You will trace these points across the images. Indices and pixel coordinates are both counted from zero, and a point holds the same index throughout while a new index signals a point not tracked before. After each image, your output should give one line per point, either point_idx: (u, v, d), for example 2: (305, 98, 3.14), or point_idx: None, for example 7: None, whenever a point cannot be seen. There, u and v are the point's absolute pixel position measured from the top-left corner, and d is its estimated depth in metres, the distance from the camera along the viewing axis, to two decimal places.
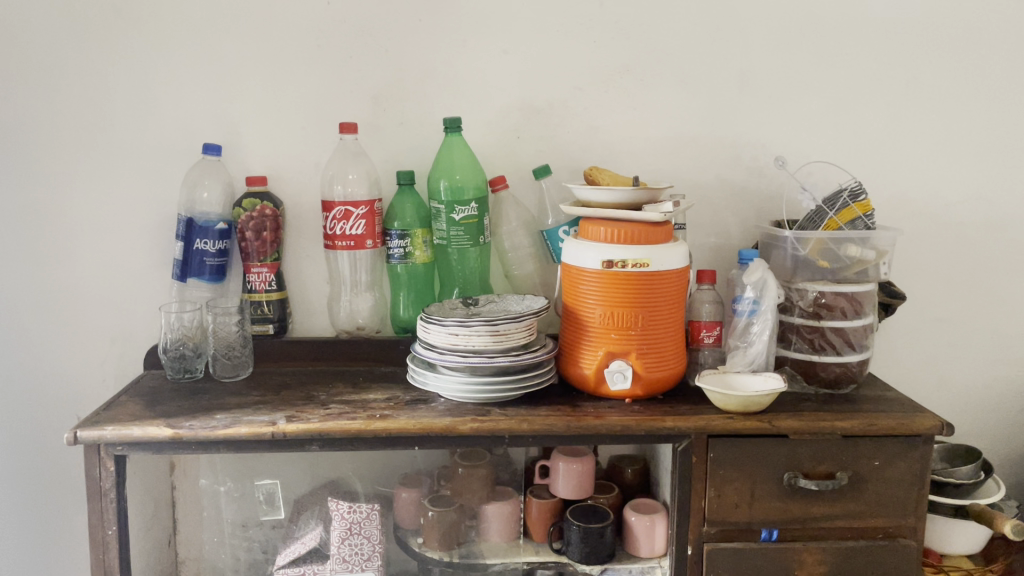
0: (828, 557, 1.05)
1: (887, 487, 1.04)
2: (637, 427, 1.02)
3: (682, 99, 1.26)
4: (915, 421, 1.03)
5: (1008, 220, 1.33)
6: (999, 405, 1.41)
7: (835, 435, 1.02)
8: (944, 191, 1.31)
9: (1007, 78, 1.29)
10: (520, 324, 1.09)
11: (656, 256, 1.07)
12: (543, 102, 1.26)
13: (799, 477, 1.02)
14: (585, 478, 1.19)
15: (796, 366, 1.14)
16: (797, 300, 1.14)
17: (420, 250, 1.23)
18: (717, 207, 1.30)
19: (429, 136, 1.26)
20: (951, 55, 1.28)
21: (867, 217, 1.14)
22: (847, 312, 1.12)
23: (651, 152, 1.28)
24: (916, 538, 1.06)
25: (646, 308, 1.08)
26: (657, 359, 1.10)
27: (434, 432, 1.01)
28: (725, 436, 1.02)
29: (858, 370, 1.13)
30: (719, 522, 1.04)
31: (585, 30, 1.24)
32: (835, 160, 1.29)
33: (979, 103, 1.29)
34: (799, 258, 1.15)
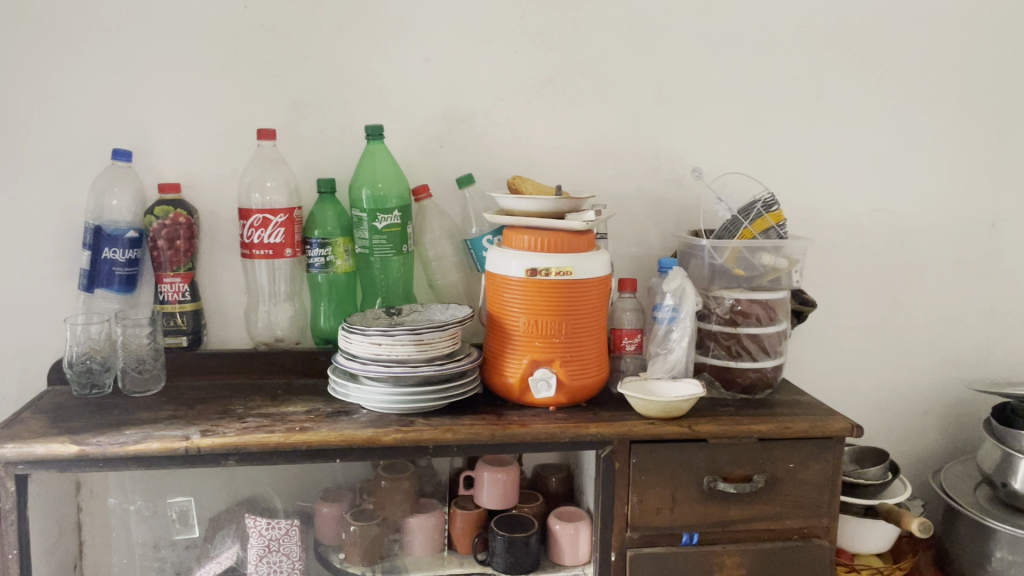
0: (746, 559, 1.07)
1: (801, 488, 1.07)
2: (560, 434, 1.02)
3: (602, 111, 1.28)
4: (826, 423, 1.06)
5: (909, 230, 1.40)
6: (904, 409, 1.47)
7: (753, 438, 1.05)
8: (850, 203, 1.37)
9: (906, 96, 1.35)
10: (444, 332, 1.08)
11: (579, 264, 1.08)
12: (465, 111, 1.26)
13: (718, 481, 1.04)
14: (510, 489, 1.19)
15: (715, 372, 1.17)
16: (714, 307, 1.17)
17: (341, 259, 1.21)
18: (637, 217, 1.32)
19: (350, 143, 1.25)
20: (854, 74, 1.33)
21: (779, 228, 1.19)
22: (761, 319, 1.15)
23: (572, 163, 1.29)
24: (829, 537, 1.10)
25: (570, 316, 1.09)
26: (580, 366, 1.10)
27: (356, 444, 0.99)
28: (647, 441, 1.04)
29: (772, 375, 1.17)
30: (642, 528, 1.05)
31: (507, 40, 1.24)
32: (748, 172, 1.33)
33: (881, 119, 1.35)
34: (716, 266, 1.18)
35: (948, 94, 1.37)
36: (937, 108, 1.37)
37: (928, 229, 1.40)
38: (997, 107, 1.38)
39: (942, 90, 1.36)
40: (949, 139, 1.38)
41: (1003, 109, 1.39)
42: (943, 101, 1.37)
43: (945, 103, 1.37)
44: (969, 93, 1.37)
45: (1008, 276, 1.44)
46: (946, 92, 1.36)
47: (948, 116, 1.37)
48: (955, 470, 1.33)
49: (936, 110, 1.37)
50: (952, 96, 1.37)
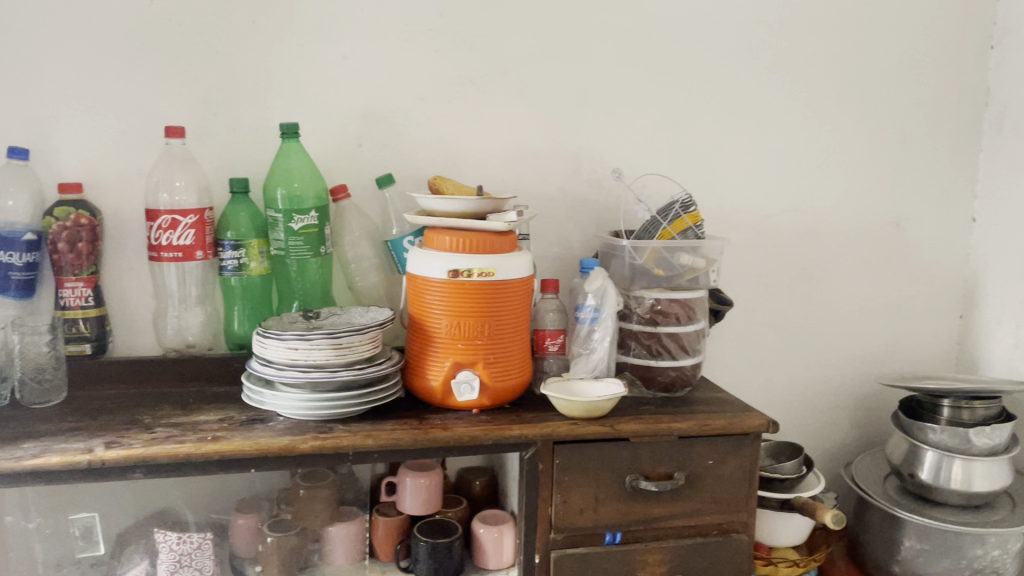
0: (668, 556, 1.08)
1: (720, 484, 1.09)
2: (484, 437, 1.01)
3: (523, 111, 1.28)
4: (744, 420, 1.08)
5: (820, 230, 1.44)
6: (817, 404, 1.51)
7: (673, 436, 1.06)
8: (764, 205, 1.40)
9: (814, 100, 1.40)
10: (364, 336, 1.05)
11: (501, 265, 1.07)
12: (384, 110, 1.23)
13: (640, 479, 1.05)
14: (432, 494, 1.16)
15: (635, 372, 1.18)
16: (635, 307, 1.17)
17: (255, 261, 1.18)
18: (559, 218, 1.32)
19: (264, 142, 1.21)
20: (766, 78, 1.37)
21: (697, 228, 1.20)
22: (680, 318, 1.16)
23: (493, 163, 1.28)
24: (747, 532, 1.12)
25: (492, 317, 1.08)
26: (504, 368, 1.09)
27: (272, 453, 0.96)
28: (570, 442, 1.03)
29: (691, 373, 1.18)
30: (566, 528, 1.05)
31: (426, 39, 1.23)
32: (667, 173, 1.35)
33: (792, 123, 1.39)
34: (636, 266, 1.19)
35: (853, 99, 1.41)
36: (844, 113, 1.41)
37: (837, 229, 1.45)
38: (899, 112, 1.44)
39: (849, 94, 1.41)
40: (856, 141, 1.43)
41: (905, 113, 1.44)
42: (849, 105, 1.41)
43: (851, 107, 1.42)
44: (873, 97, 1.42)
45: (911, 274, 1.50)
46: (852, 96, 1.41)
47: (854, 120, 1.42)
48: (866, 462, 1.38)
49: (843, 115, 1.41)
50: (858, 100, 1.42)
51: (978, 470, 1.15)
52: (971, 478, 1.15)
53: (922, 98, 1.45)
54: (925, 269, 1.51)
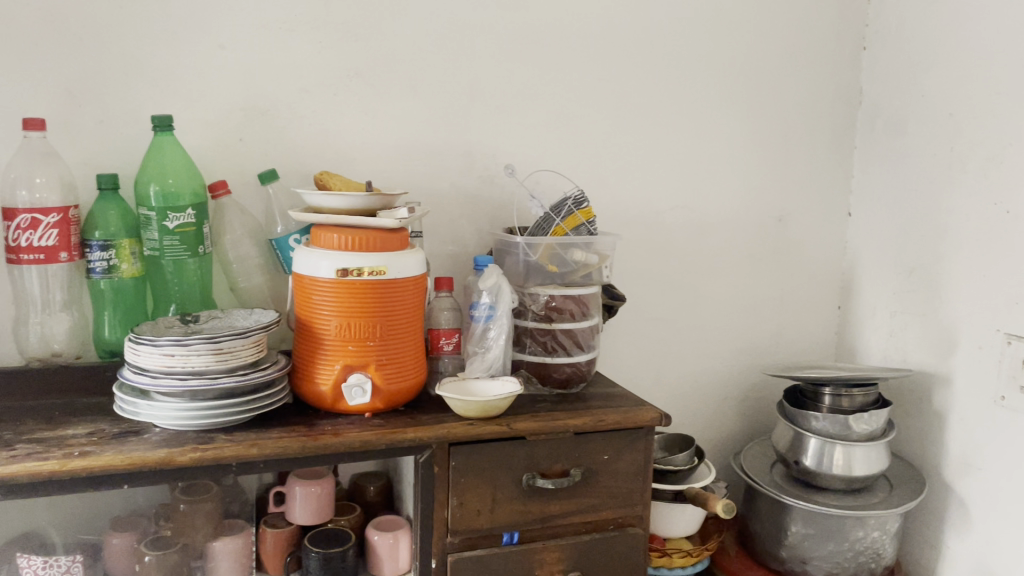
0: (565, 553, 1.08)
1: (616, 479, 1.10)
2: (376, 442, 0.97)
3: (413, 106, 1.25)
4: (637, 414, 1.09)
5: (707, 225, 1.47)
6: (708, 396, 1.54)
7: (569, 432, 1.06)
8: (654, 201, 1.42)
9: (700, 99, 1.43)
10: (247, 340, 1.00)
11: (392, 264, 1.04)
12: (266, 103, 1.18)
13: (537, 477, 1.04)
14: (323, 503, 1.13)
15: (531, 369, 1.17)
16: (530, 304, 1.16)
17: (127, 262, 1.10)
18: (452, 215, 1.30)
19: (136, 136, 1.13)
20: (654, 75, 1.39)
21: (589, 224, 1.20)
22: (575, 314, 1.16)
23: (383, 159, 1.24)
24: (642, 525, 1.13)
25: (384, 317, 1.04)
26: (397, 370, 1.06)
27: (147, 467, 0.90)
28: (466, 442, 1.01)
29: (586, 368, 1.18)
30: (462, 531, 1.03)
31: (310, 29, 1.18)
32: (559, 169, 1.35)
33: (680, 120, 1.42)
34: (530, 263, 1.18)
35: (737, 98, 1.45)
36: (728, 111, 1.45)
37: (724, 225, 1.49)
38: (780, 111, 1.49)
39: (733, 92, 1.45)
40: (740, 138, 1.47)
41: (785, 112, 1.50)
42: (733, 104, 1.45)
43: (736, 104, 1.45)
44: (755, 96, 1.47)
45: (793, 267, 1.56)
46: (735, 95, 1.45)
47: (738, 118, 1.46)
48: (754, 450, 1.42)
49: (728, 113, 1.45)
50: (741, 98, 1.46)
51: (857, 455, 1.20)
52: (851, 463, 1.20)
53: (800, 97, 1.50)
54: (806, 261, 1.57)
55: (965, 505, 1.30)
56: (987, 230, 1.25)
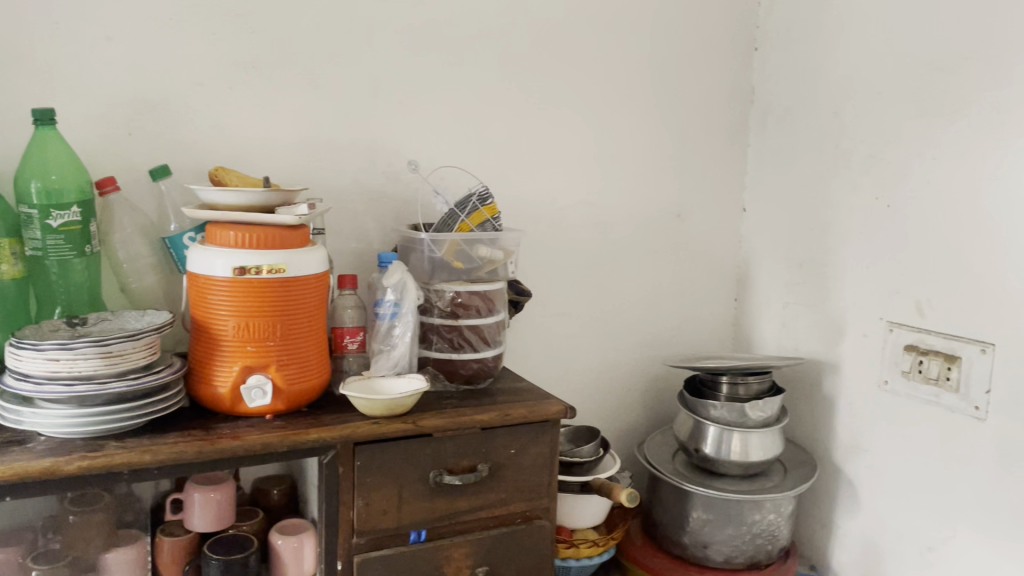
0: (473, 549, 1.08)
1: (522, 473, 1.11)
2: (278, 444, 0.95)
3: (313, 101, 1.22)
4: (543, 407, 1.10)
5: (610, 221, 1.50)
6: (614, 389, 1.57)
7: (475, 428, 1.06)
8: (558, 197, 1.44)
9: (601, 96, 1.45)
10: (138, 342, 0.96)
11: (292, 261, 1.01)
12: (156, 96, 1.13)
13: (444, 474, 1.04)
14: (224, 508, 1.09)
15: (437, 366, 1.16)
16: (435, 301, 1.15)
17: (7, 264, 1.02)
18: (356, 212, 1.28)
19: (15, 129, 1.07)
20: (557, 72, 1.40)
21: (494, 220, 1.20)
22: (481, 310, 1.16)
23: (282, 155, 1.22)
24: (549, 517, 1.14)
25: (284, 316, 1.02)
26: (298, 370, 1.04)
27: (31, 478, 0.85)
28: (371, 441, 1.00)
29: (493, 364, 1.18)
30: (368, 531, 1.01)
31: (202, 21, 1.14)
32: (462, 165, 1.35)
33: (583, 117, 1.44)
34: (436, 260, 1.16)
35: (636, 96, 1.49)
36: (628, 108, 1.48)
37: (626, 220, 1.52)
38: (678, 109, 1.53)
39: (633, 90, 1.48)
40: (641, 135, 1.50)
41: (682, 111, 1.54)
42: (633, 102, 1.48)
43: (636, 102, 1.49)
44: (654, 95, 1.50)
45: (693, 261, 1.61)
46: (634, 93, 1.48)
47: (637, 116, 1.49)
48: (657, 440, 1.45)
49: (628, 111, 1.48)
50: (642, 96, 1.49)
51: (754, 441, 1.25)
52: (748, 449, 1.25)
53: (696, 96, 1.55)
54: (705, 255, 1.62)
55: (854, 485, 1.36)
56: (870, 223, 1.32)
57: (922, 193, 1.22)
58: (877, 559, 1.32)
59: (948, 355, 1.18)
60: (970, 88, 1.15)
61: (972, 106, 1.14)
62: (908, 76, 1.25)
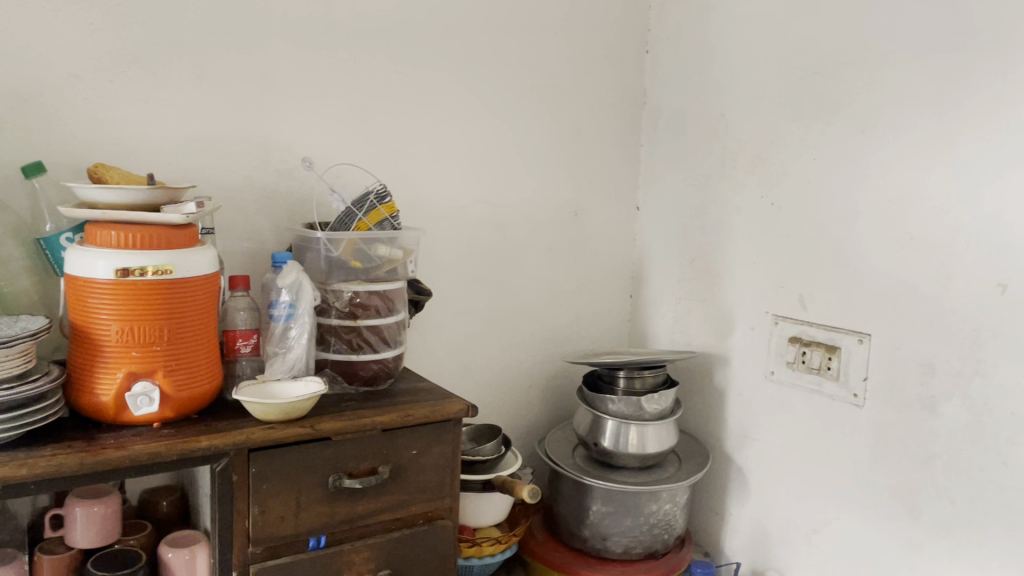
0: (375, 552, 1.06)
1: (424, 473, 1.10)
2: (167, 453, 0.90)
3: (201, 95, 1.17)
4: (444, 407, 1.10)
5: (509, 219, 1.51)
6: (515, 386, 1.58)
7: (376, 430, 1.04)
8: (457, 195, 1.44)
9: (498, 95, 1.46)
10: (11, 350, 0.90)
11: (180, 262, 0.97)
12: (29, 88, 1.06)
13: (344, 478, 1.02)
14: (109, 522, 1.03)
15: (336, 368, 1.13)
16: (333, 301, 1.13)
17: None
18: (248, 210, 1.23)
19: None
20: (455, 70, 1.40)
21: (393, 219, 1.18)
22: (380, 310, 1.14)
23: (169, 151, 1.16)
24: (451, 517, 1.14)
25: (172, 319, 0.98)
26: (188, 376, 1.00)
27: None
28: (266, 447, 0.97)
29: (393, 364, 1.17)
30: (265, 540, 0.98)
31: (79, 9, 1.08)
32: (359, 163, 1.32)
33: (481, 116, 1.44)
34: (332, 259, 1.14)
35: (533, 96, 1.50)
36: (525, 108, 1.50)
37: (524, 218, 1.53)
38: (572, 109, 1.56)
39: (530, 90, 1.50)
40: (538, 135, 1.52)
41: (577, 111, 1.57)
42: (529, 102, 1.50)
43: (533, 101, 1.51)
44: (550, 95, 1.53)
45: (590, 258, 1.64)
46: (530, 92, 1.50)
47: (534, 115, 1.51)
48: (558, 436, 1.47)
49: (524, 110, 1.50)
50: (539, 96, 1.51)
51: (650, 433, 1.28)
52: (644, 441, 1.28)
53: (590, 97, 1.58)
54: (601, 253, 1.65)
55: (744, 474, 1.42)
56: (756, 221, 1.37)
57: (803, 192, 1.28)
58: (766, 543, 1.38)
59: (829, 346, 1.24)
60: (844, 92, 1.22)
61: (847, 109, 1.21)
62: (788, 80, 1.31)
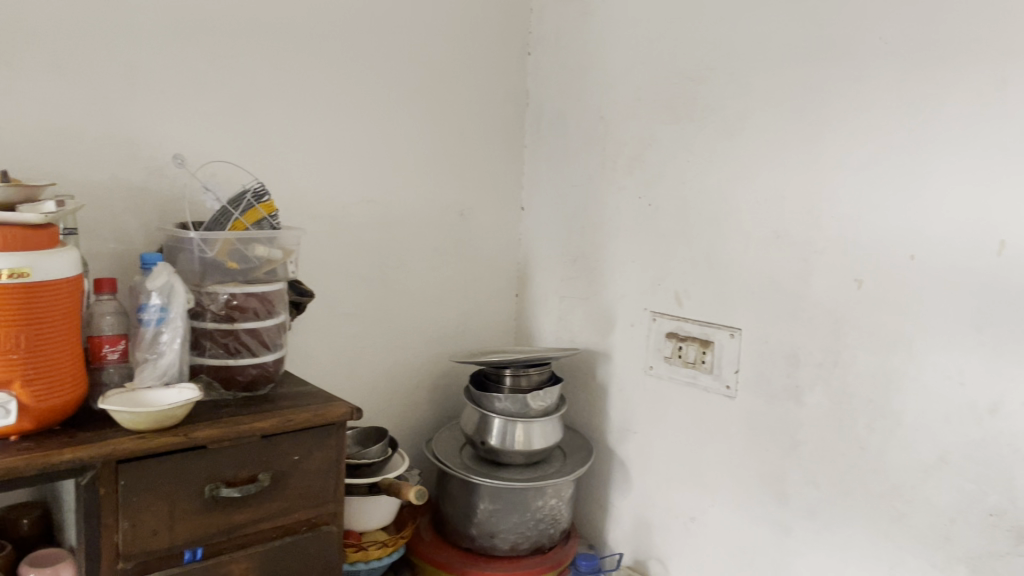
0: (256, 562, 1.03)
1: (307, 479, 1.08)
2: (27, 467, 0.83)
3: (62, 88, 1.10)
4: (327, 410, 1.08)
5: (395, 218, 1.50)
6: (402, 387, 1.56)
7: (255, 437, 1.01)
8: (339, 194, 1.41)
9: (382, 94, 1.44)
10: None
11: (38, 264, 0.91)
12: None
13: (221, 487, 0.98)
14: None
15: (212, 373, 1.09)
16: (209, 304, 1.09)
17: None
18: (115, 209, 1.16)
19: None
20: (336, 67, 1.38)
21: (272, 218, 1.16)
22: (259, 313, 1.11)
23: (25, 146, 1.07)
24: (336, 522, 1.12)
25: (30, 326, 0.92)
26: (49, 385, 0.94)
27: None
28: (137, 458, 0.92)
29: (273, 369, 1.13)
30: (136, 555, 0.93)
31: None
32: (235, 160, 1.28)
33: (364, 114, 1.42)
34: (206, 260, 1.10)
35: (417, 95, 1.50)
36: (410, 107, 1.49)
37: (410, 217, 1.52)
38: (456, 109, 1.56)
39: (414, 88, 1.49)
40: (422, 134, 1.52)
41: (461, 110, 1.57)
42: (413, 101, 1.49)
43: (417, 100, 1.50)
44: (434, 93, 1.52)
45: (475, 257, 1.64)
46: (415, 91, 1.49)
47: (418, 113, 1.50)
48: (445, 436, 1.47)
49: (409, 109, 1.49)
50: (424, 95, 1.51)
51: (535, 430, 1.30)
52: (530, 438, 1.30)
53: (474, 97, 1.59)
54: (486, 252, 1.66)
55: (626, 466, 1.46)
56: (634, 221, 1.41)
57: (677, 192, 1.33)
58: (647, 533, 1.42)
59: (703, 341, 1.29)
60: (715, 97, 1.27)
61: (718, 113, 1.26)
62: (663, 84, 1.35)
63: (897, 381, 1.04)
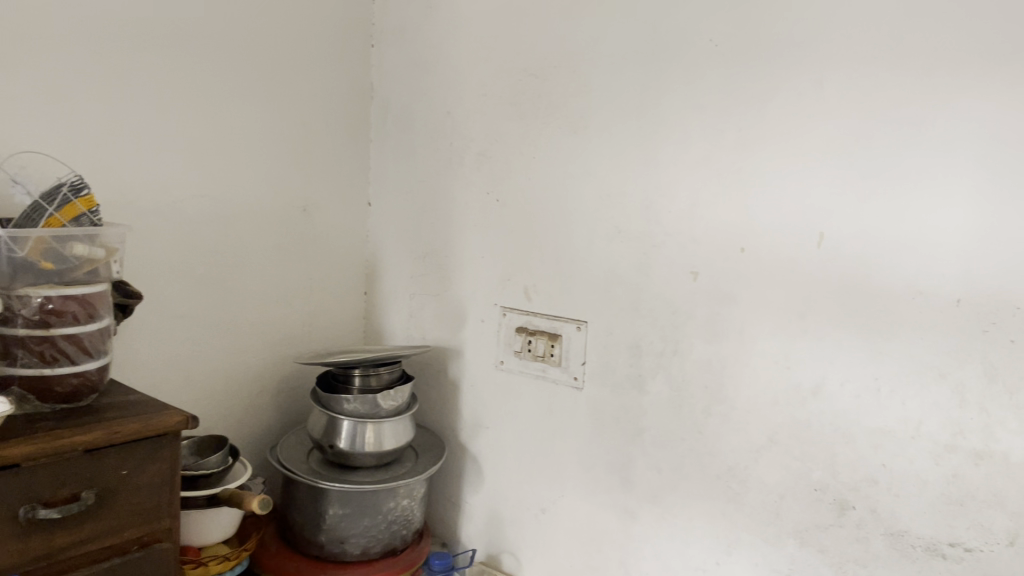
0: None
1: (138, 494, 1.00)
2: None
3: None
4: (159, 420, 1.01)
5: (233, 214, 1.42)
6: (243, 392, 1.49)
7: (77, 452, 0.93)
8: (170, 189, 1.32)
9: (217, 83, 1.37)
10: None
11: None
12: None
13: (38, 508, 0.89)
14: None
15: (26, 385, 0.99)
16: (19, 308, 0.98)
17: None
18: None
19: None
20: (166, 53, 1.29)
21: (91, 214, 1.07)
22: (79, 317, 1.02)
23: None
24: (172, 538, 1.06)
25: None
26: None
27: None
28: None
29: (96, 376, 1.05)
30: None
31: None
32: (49, 152, 1.15)
33: (198, 104, 1.34)
34: (15, 260, 0.98)
35: (256, 85, 1.44)
36: (247, 97, 1.42)
37: (250, 213, 1.45)
38: (296, 100, 1.51)
39: (252, 78, 1.43)
40: (261, 126, 1.45)
41: (303, 103, 1.52)
42: (251, 91, 1.43)
43: (256, 91, 1.44)
44: (273, 84, 1.46)
45: (320, 254, 1.60)
46: (253, 81, 1.43)
47: (256, 104, 1.44)
48: (291, 441, 1.41)
49: (246, 99, 1.42)
50: (262, 85, 1.45)
51: (386, 431, 1.28)
52: (381, 439, 1.27)
53: (315, 88, 1.54)
54: (332, 248, 1.62)
55: (477, 462, 1.46)
56: (482, 216, 1.42)
57: (524, 188, 1.35)
58: (499, 527, 1.43)
59: (552, 334, 1.32)
60: (559, 95, 1.29)
61: (564, 110, 1.28)
62: (509, 81, 1.36)
63: (731, 367, 1.10)
